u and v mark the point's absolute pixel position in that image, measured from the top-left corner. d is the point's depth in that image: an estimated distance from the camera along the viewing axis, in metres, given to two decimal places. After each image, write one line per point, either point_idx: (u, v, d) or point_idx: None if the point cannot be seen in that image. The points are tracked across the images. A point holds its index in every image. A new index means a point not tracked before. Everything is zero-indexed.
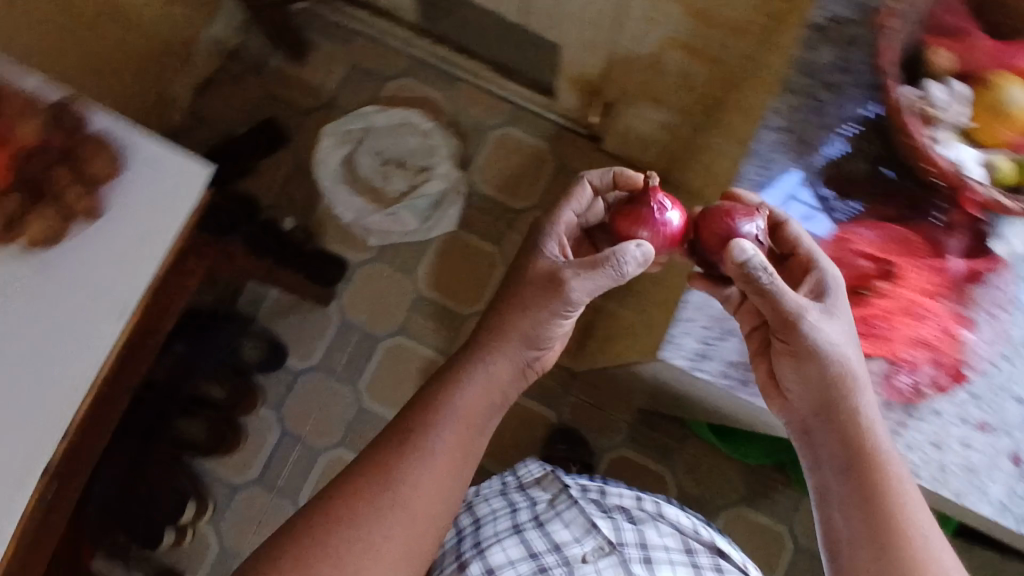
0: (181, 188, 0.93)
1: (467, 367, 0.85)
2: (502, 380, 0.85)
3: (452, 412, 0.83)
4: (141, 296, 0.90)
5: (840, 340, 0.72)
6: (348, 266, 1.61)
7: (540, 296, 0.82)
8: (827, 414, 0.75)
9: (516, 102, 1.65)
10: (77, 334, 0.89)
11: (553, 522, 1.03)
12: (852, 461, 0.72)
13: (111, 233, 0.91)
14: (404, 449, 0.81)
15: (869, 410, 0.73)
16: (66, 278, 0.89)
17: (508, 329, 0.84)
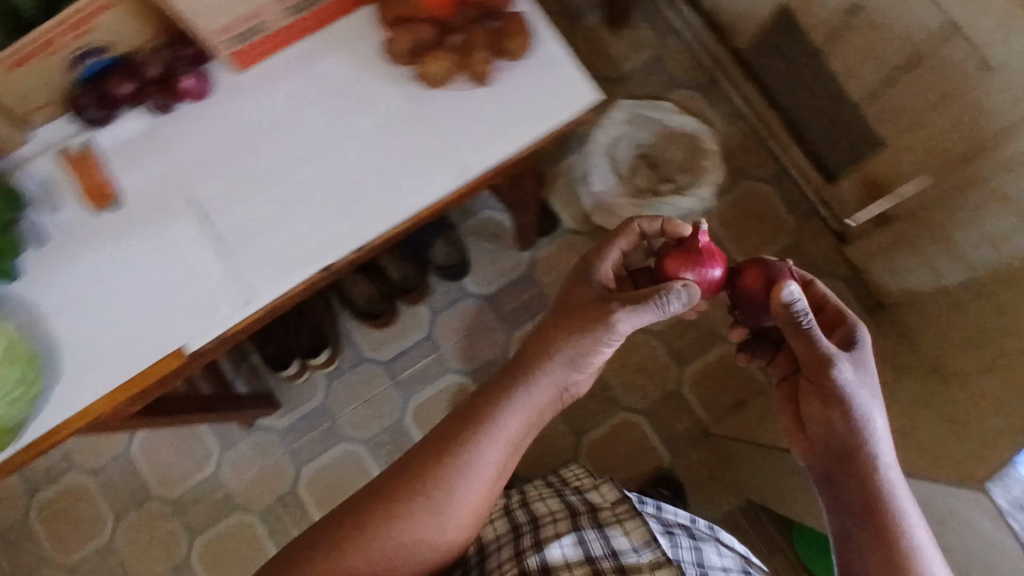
0: (564, 98, 0.92)
1: (509, 392, 0.79)
2: (538, 405, 0.80)
3: (489, 421, 0.77)
4: (484, 172, 0.91)
5: (853, 383, 0.72)
6: (559, 229, 1.62)
7: (589, 329, 0.80)
8: (842, 463, 0.73)
9: (785, 167, 1.62)
10: (416, 177, 0.91)
11: (614, 527, 0.85)
12: (868, 508, 0.70)
13: (482, 103, 0.92)
14: (432, 458, 0.75)
15: (885, 457, 0.72)
16: (428, 123, 0.92)
17: (544, 364, 0.81)
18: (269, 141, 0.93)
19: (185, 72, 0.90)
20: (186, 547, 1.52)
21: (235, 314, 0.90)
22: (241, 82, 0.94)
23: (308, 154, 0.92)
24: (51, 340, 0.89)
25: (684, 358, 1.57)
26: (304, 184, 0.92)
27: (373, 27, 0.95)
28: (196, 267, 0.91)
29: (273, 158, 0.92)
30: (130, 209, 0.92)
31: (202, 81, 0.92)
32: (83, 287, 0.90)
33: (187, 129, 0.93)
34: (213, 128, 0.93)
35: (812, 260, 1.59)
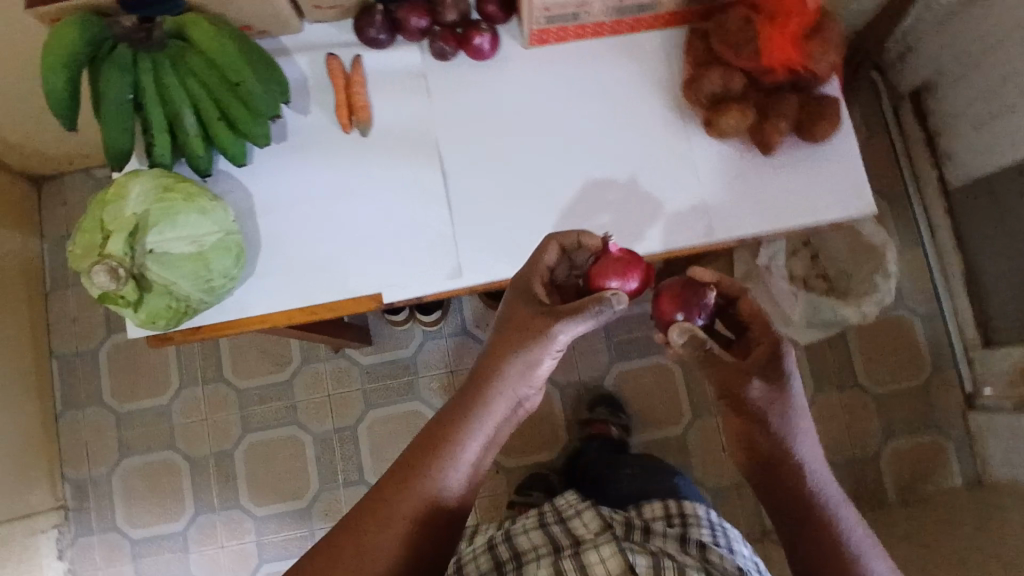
0: (838, 199, 0.87)
1: (455, 430, 0.65)
2: (497, 422, 0.67)
3: (432, 469, 0.64)
4: (729, 239, 0.86)
5: (771, 397, 0.66)
6: None
7: (529, 348, 0.65)
8: (772, 476, 0.69)
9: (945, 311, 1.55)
10: (663, 216, 0.86)
11: (589, 551, 0.76)
12: (801, 509, 0.67)
13: (755, 172, 0.87)
14: (371, 524, 0.62)
15: (825, 486, 0.68)
16: (693, 169, 0.87)
17: (488, 389, 0.66)
18: (530, 125, 0.89)
19: (480, 30, 0.87)
20: (236, 439, 1.51)
21: (436, 281, 0.86)
22: (525, 56, 0.90)
23: (563, 152, 0.88)
24: (257, 238, 0.87)
25: None
26: (548, 181, 0.88)
27: (674, 52, 0.89)
28: (415, 220, 0.87)
29: (526, 144, 0.89)
30: (373, 140, 0.89)
31: (492, 44, 0.88)
32: (300, 197, 0.88)
33: (455, 83, 0.90)
34: (480, 92, 0.90)
35: (932, 411, 1.54)
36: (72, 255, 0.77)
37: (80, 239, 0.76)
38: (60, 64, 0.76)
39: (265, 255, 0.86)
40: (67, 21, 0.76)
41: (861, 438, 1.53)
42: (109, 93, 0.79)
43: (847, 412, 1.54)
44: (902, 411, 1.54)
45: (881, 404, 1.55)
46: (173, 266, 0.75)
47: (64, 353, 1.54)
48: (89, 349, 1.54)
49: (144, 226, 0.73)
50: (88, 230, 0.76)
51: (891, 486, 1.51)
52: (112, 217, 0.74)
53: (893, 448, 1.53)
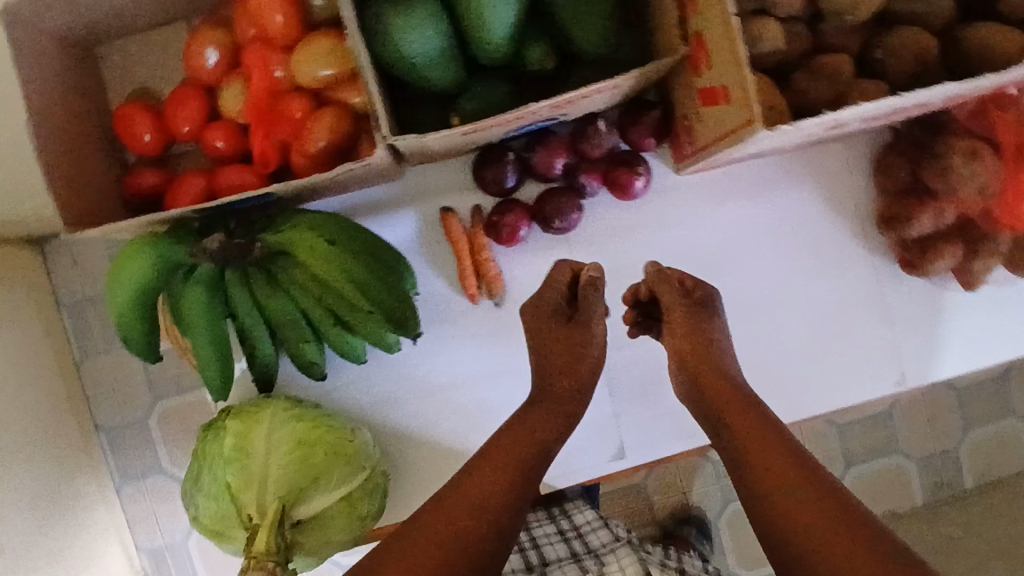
0: None
1: (545, 422, 0.60)
2: (558, 423, 0.61)
3: (511, 452, 0.57)
4: (920, 386, 0.77)
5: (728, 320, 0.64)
6: None
7: (583, 362, 0.63)
8: (735, 426, 0.56)
9: None
10: (849, 367, 0.76)
11: None
12: (746, 439, 0.55)
13: (958, 309, 0.77)
14: (478, 492, 0.53)
15: (776, 420, 0.55)
16: (883, 310, 0.77)
17: (567, 387, 0.63)
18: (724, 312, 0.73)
19: (637, 171, 0.72)
20: None
21: (601, 466, 0.76)
22: (688, 189, 0.75)
23: (740, 304, 0.76)
24: (396, 453, 0.73)
25: None
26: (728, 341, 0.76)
27: (855, 169, 0.76)
28: None
29: None
30: (515, 308, 0.74)
31: (646, 184, 0.73)
32: (442, 385, 0.74)
33: (600, 229, 0.75)
34: (630, 240, 0.75)
35: None
36: (200, 520, 0.64)
37: (209, 507, 0.62)
38: (141, 292, 0.62)
39: (405, 469, 0.73)
40: (140, 252, 0.60)
41: None
42: (198, 325, 0.64)
43: None
44: None
45: None
46: (328, 526, 0.63)
47: (110, 424, 1.16)
48: (137, 415, 1.15)
49: (291, 497, 0.61)
50: (211, 497, 0.62)
51: None
52: (247, 484, 0.61)
53: None
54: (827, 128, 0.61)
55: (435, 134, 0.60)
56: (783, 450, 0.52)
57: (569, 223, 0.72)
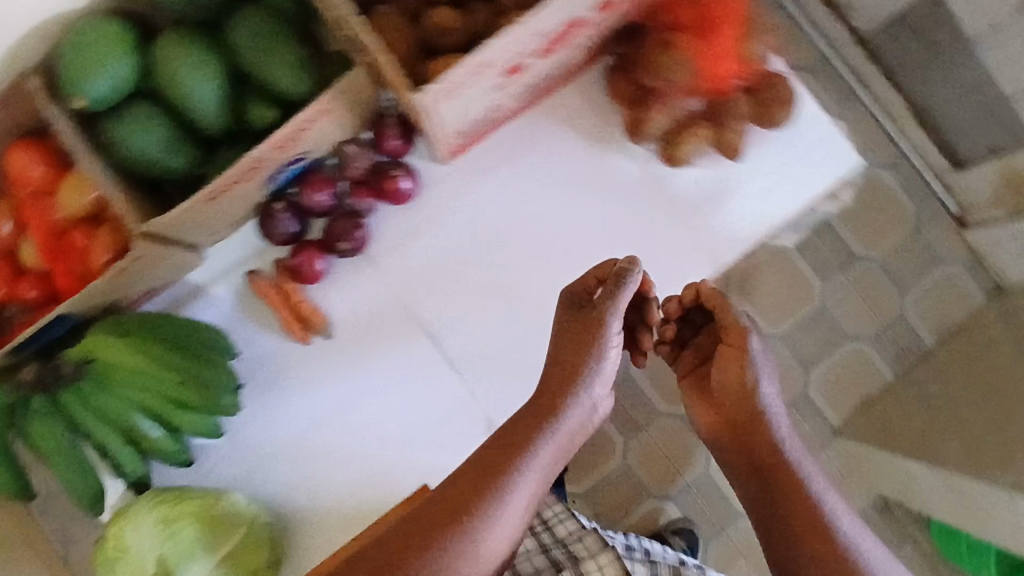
0: (816, 169, 0.83)
1: (539, 424, 0.65)
2: (568, 431, 0.67)
3: (505, 459, 0.63)
4: (735, 258, 0.83)
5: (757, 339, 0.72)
6: None
7: (593, 357, 0.68)
8: (739, 442, 0.70)
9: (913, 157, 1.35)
10: (663, 266, 0.83)
11: None
12: (762, 465, 0.68)
13: (735, 183, 0.83)
14: (456, 511, 0.60)
15: (782, 434, 0.69)
16: (672, 208, 0.83)
17: (571, 377, 0.68)
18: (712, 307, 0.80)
19: (397, 173, 0.77)
20: None
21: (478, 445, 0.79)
22: (456, 172, 0.81)
23: (545, 253, 0.82)
24: (284, 501, 0.78)
25: None
26: (546, 288, 0.82)
27: (595, 98, 0.82)
28: (430, 396, 0.80)
29: (501, 263, 0.81)
30: (343, 335, 0.79)
31: (413, 181, 0.79)
32: (307, 426, 0.79)
33: (394, 238, 0.80)
34: (424, 236, 0.81)
35: None
36: None
37: None
38: None
39: (297, 513, 0.78)
40: None
41: None
42: (48, 455, 0.69)
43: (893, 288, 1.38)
44: None
45: None
46: None
47: None
48: None
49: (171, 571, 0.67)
50: None
51: None
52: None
53: None
54: (510, 74, 0.67)
55: (178, 208, 0.65)
56: (788, 473, 0.67)
57: (356, 243, 0.78)
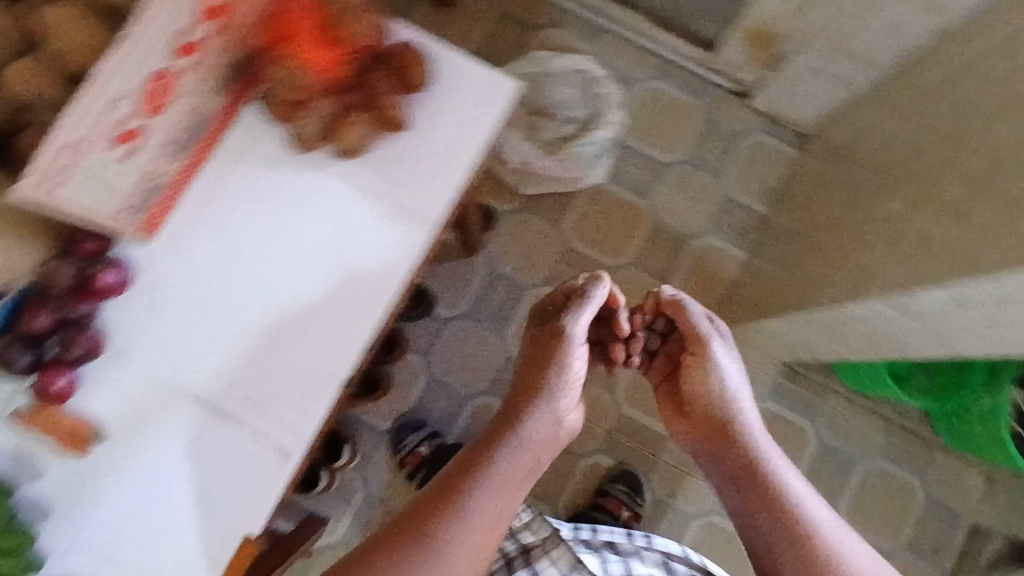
0: (481, 103, 0.88)
1: (504, 433, 0.95)
2: (537, 436, 0.96)
3: (488, 463, 0.91)
4: (445, 211, 0.87)
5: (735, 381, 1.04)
6: (498, 215, 1.57)
7: (552, 362, 1.00)
8: (716, 445, 1.00)
9: (639, 77, 1.64)
10: (383, 245, 0.86)
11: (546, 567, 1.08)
12: (745, 471, 0.95)
13: (416, 145, 0.87)
14: (448, 501, 0.87)
15: (757, 436, 0.98)
16: (372, 191, 0.87)
17: (541, 384, 0.99)
18: (728, 344, 1.07)
19: (100, 268, 0.81)
20: None
21: (278, 477, 0.84)
22: (162, 251, 0.85)
23: (272, 286, 0.86)
24: None
25: (668, 271, 1.60)
26: (286, 317, 0.85)
27: (262, 129, 0.86)
28: (219, 452, 0.84)
29: (236, 306, 0.85)
30: (116, 432, 0.84)
31: (121, 270, 0.83)
32: (118, 527, 0.82)
33: (131, 327, 0.85)
34: (156, 314, 0.85)
35: (728, 127, 1.63)
36: None
37: None
38: None
39: None
40: None
41: (707, 195, 1.61)
42: None
43: (683, 188, 1.61)
44: (720, 150, 1.62)
45: (710, 167, 1.62)
46: None
47: None
48: None
49: None
50: None
51: (758, 204, 1.61)
52: None
53: (735, 181, 1.61)
54: (125, 140, 0.75)
55: None
56: (756, 464, 0.95)
57: (87, 347, 0.81)
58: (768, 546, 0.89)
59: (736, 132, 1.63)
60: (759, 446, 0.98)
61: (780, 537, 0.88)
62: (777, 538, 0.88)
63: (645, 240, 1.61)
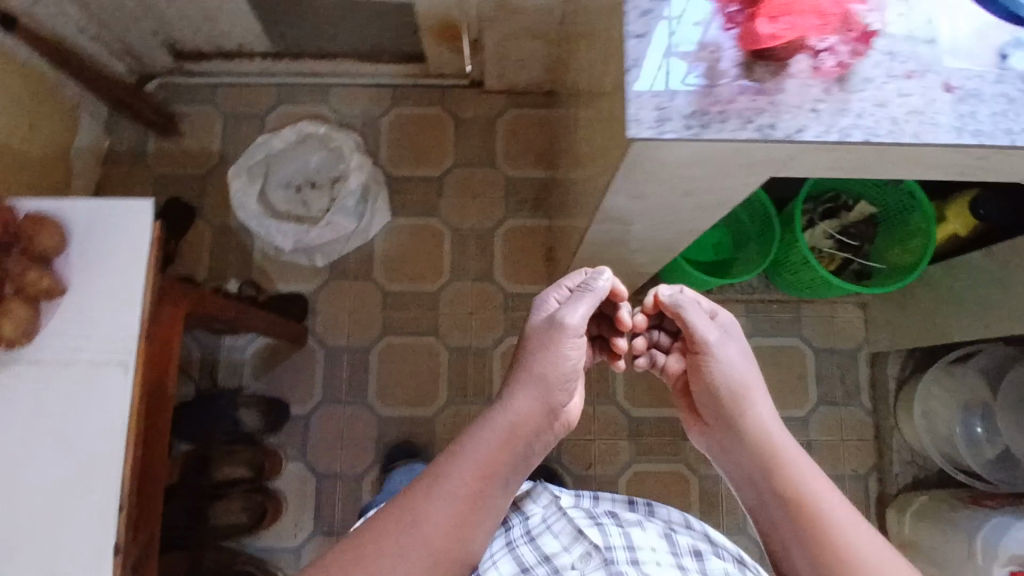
0: (125, 230, 0.88)
1: (502, 423, 0.87)
2: (524, 415, 0.87)
3: (475, 452, 0.85)
4: (136, 344, 0.87)
5: (743, 367, 0.92)
6: (307, 297, 1.59)
7: (550, 348, 0.90)
8: (733, 442, 0.92)
9: (379, 112, 1.67)
10: (96, 402, 0.86)
11: (543, 535, 1.02)
12: (756, 463, 0.88)
13: (85, 299, 0.88)
14: (417, 505, 0.82)
15: (783, 436, 0.88)
16: (66, 360, 0.87)
17: (530, 357, 0.91)
18: (739, 336, 0.97)
19: None
20: None
21: None
22: None
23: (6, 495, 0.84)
24: None
25: (488, 269, 1.62)
26: (31, 518, 0.83)
27: None
28: None
29: None
30: None
31: None
32: None
33: None
34: None
35: (478, 117, 1.67)
36: None
37: None
38: None
39: None
40: None
41: (489, 187, 1.65)
42: None
43: (465, 190, 1.65)
44: (478, 143, 1.66)
45: (480, 159, 1.66)
46: None
47: None
48: None
49: None
50: None
51: (537, 170, 1.65)
52: None
53: (507, 161, 1.66)
54: None
55: None
56: (769, 459, 0.87)
57: None
58: (781, 540, 0.82)
59: (488, 118, 1.67)
60: (777, 439, 0.89)
61: (794, 533, 0.81)
62: (790, 532, 0.81)
63: (452, 253, 1.62)
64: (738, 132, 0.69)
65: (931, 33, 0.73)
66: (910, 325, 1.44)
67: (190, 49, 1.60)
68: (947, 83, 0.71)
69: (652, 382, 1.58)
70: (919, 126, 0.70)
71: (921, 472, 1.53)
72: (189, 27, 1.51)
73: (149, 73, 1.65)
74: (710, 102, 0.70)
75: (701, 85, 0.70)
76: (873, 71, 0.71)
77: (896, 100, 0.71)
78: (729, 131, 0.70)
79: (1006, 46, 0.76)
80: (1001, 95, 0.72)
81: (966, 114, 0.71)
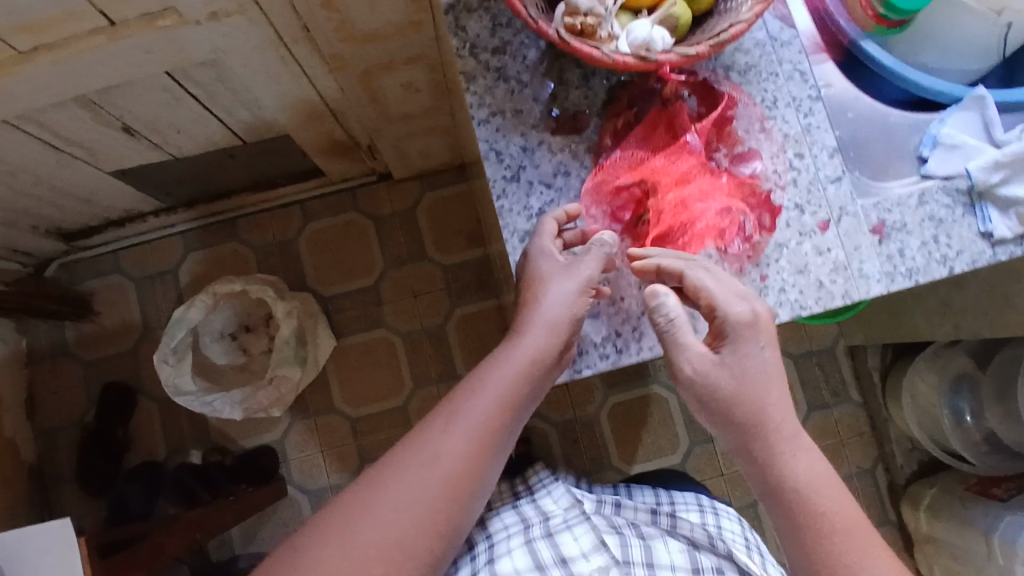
0: (51, 557, 0.85)
1: (508, 374, 0.68)
2: (529, 365, 0.67)
3: (478, 407, 0.68)
4: None
5: (769, 367, 0.64)
6: (275, 448, 1.53)
7: (553, 284, 0.67)
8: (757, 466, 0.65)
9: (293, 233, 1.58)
10: None
11: (562, 533, 0.95)
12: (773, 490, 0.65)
13: None
14: (410, 467, 0.68)
15: (811, 453, 0.65)
16: None
17: (528, 295, 0.68)
18: (769, 345, 0.65)
19: None
20: None
21: None
22: None
23: None
24: None
25: (450, 367, 1.56)
26: None
27: None
28: None
29: None
30: None
31: None
32: None
33: None
34: None
35: (396, 212, 1.58)
36: None
37: None
38: None
39: None
40: None
41: (427, 281, 1.57)
42: None
43: (404, 292, 1.57)
44: (404, 239, 1.58)
45: (411, 254, 1.58)
46: None
47: None
48: None
49: None
50: None
51: (471, 252, 1.57)
52: None
53: (437, 249, 1.58)
54: None
55: None
56: (806, 479, 0.64)
57: None
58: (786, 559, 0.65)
59: (406, 210, 1.58)
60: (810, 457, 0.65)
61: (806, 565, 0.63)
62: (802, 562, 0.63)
63: (409, 362, 1.56)
64: (655, 349, 0.70)
65: (840, 166, 0.68)
66: (880, 324, 1.41)
67: (78, 228, 1.48)
68: (868, 224, 0.66)
69: (643, 434, 1.56)
70: (847, 284, 0.65)
71: (923, 454, 1.52)
72: (69, 214, 1.39)
73: (45, 259, 1.53)
74: (619, 321, 0.71)
75: (604, 306, 0.71)
76: (784, 231, 0.67)
77: (815, 261, 0.66)
78: (647, 344, 0.70)
79: (920, 148, 0.72)
80: (927, 219, 0.66)
81: (895, 253, 0.66)
